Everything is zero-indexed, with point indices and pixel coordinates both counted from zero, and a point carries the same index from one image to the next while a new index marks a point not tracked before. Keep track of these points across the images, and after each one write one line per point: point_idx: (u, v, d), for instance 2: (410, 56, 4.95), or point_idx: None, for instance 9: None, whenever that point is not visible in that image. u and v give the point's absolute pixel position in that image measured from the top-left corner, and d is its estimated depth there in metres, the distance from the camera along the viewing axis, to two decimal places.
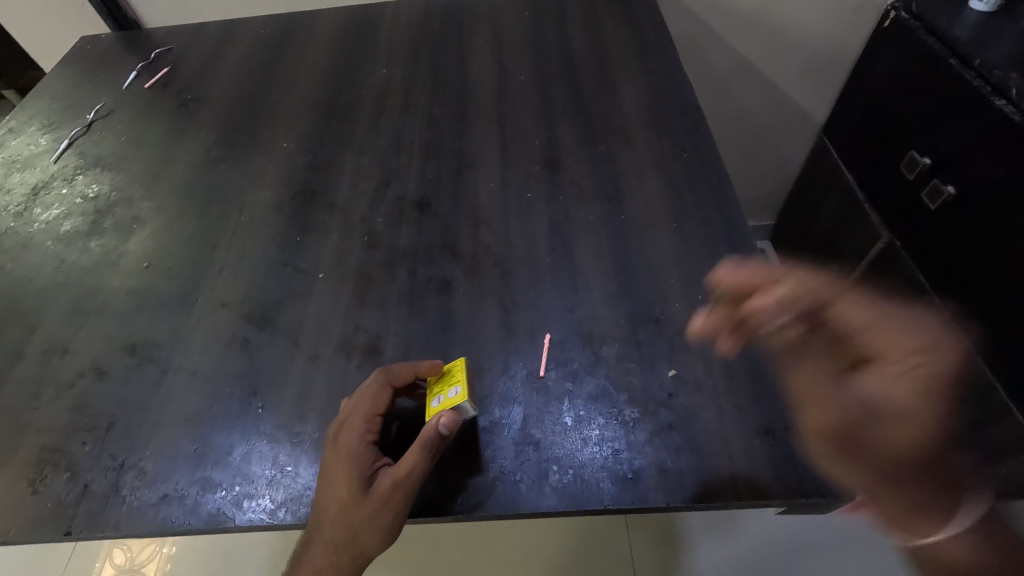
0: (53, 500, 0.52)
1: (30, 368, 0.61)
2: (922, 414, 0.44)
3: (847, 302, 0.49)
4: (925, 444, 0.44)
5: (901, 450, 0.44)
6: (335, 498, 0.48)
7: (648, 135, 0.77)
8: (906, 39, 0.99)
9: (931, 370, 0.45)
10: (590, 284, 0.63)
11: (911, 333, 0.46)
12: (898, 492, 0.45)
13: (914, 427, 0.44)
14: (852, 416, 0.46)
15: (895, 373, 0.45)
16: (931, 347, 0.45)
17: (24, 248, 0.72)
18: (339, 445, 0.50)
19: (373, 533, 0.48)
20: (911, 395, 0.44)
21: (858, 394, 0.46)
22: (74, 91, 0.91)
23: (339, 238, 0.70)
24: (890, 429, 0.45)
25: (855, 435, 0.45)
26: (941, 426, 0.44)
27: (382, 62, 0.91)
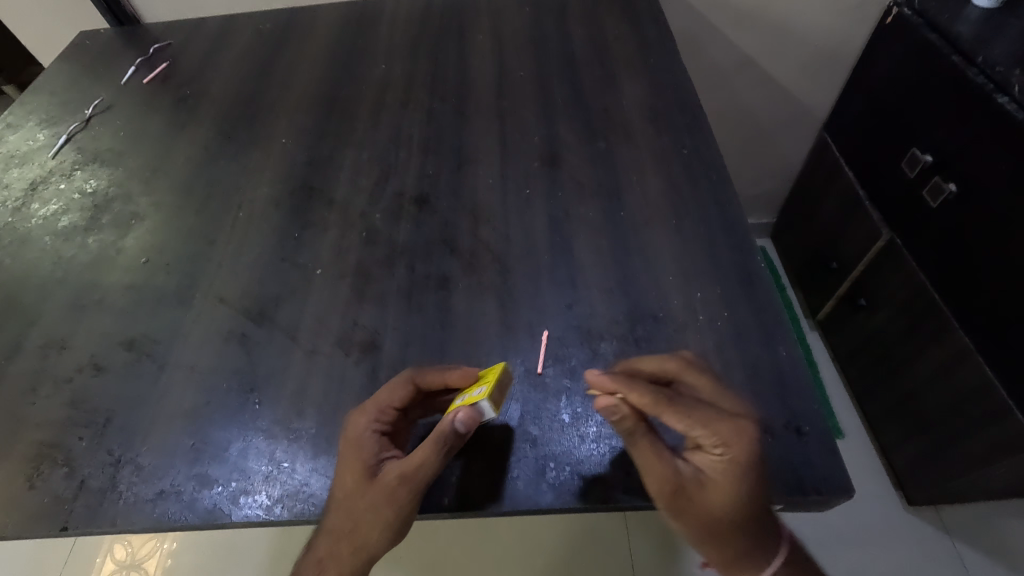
0: (50, 495, 0.52)
1: (29, 364, 0.61)
2: (737, 490, 0.46)
3: (672, 407, 0.46)
4: (745, 515, 0.46)
5: (716, 522, 0.46)
6: (340, 484, 0.49)
7: (648, 132, 0.76)
8: (909, 35, 0.98)
9: (735, 460, 0.45)
10: (589, 280, 0.63)
11: (709, 423, 0.46)
12: (717, 552, 0.48)
13: (731, 504, 0.46)
14: (680, 499, 0.46)
15: (712, 459, 0.46)
16: (726, 440, 0.45)
17: (23, 243, 0.72)
18: (349, 432, 0.50)
19: (374, 525, 0.47)
20: (724, 477, 0.46)
21: (687, 476, 0.47)
22: (72, 86, 0.91)
23: (337, 234, 0.70)
24: (711, 504, 0.46)
25: (682, 512, 0.47)
26: (754, 496, 0.46)
27: (382, 57, 0.90)
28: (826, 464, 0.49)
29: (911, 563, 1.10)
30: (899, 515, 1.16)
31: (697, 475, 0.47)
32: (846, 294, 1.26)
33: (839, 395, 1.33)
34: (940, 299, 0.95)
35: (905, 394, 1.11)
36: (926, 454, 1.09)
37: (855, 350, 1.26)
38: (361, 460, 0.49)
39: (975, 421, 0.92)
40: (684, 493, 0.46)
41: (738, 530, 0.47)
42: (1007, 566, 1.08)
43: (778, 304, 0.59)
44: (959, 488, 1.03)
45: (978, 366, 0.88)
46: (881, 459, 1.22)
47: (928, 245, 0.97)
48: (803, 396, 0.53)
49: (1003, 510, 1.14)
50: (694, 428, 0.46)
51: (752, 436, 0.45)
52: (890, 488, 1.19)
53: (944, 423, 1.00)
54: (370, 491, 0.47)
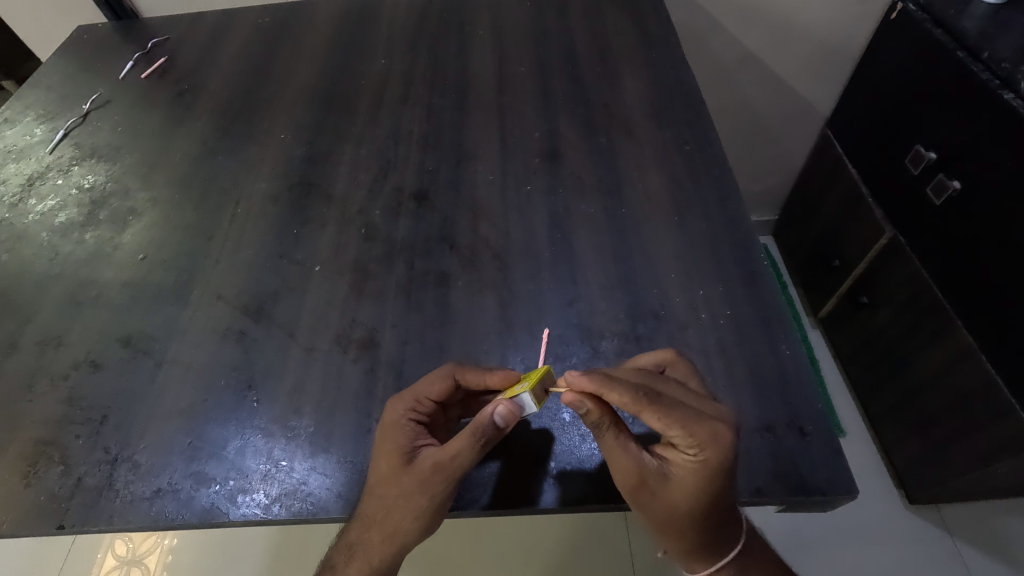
0: (46, 493, 0.52)
1: (25, 361, 0.61)
2: (703, 489, 0.44)
3: (651, 409, 0.43)
4: (706, 510, 0.46)
5: (674, 513, 0.46)
6: (374, 470, 0.49)
7: (650, 128, 0.76)
8: (913, 31, 0.97)
9: (706, 464, 0.43)
10: (590, 278, 0.63)
11: (687, 427, 0.43)
12: (673, 537, 0.48)
13: (694, 501, 0.45)
14: (641, 492, 0.46)
15: (683, 456, 0.45)
16: (702, 448, 0.43)
17: (20, 239, 0.71)
18: (386, 417, 0.50)
19: (405, 515, 0.47)
20: (693, 478, 0.44)
21: (655, 469, 0.46)
22: (69, 81, 0.90)
23: (336, 230, 0.69)
24: (674, 498, 0.45)
25: (641, 502, 0.46)
26: (718, 496, 0.45)
27: (381, 52, 0.90)
28: (827, 463, 0.49)
29: (911, 562, 1.10)
30: (900, 514, 1.15)
31: (665, 468, 0.46)
32: (848, 292, 1.25)
33: (839, 392, 1.32)
34: (942, 297, 0.95)
35: (908, 392, 1.10)
36: (928, 453, 1.08)
37: (857, 347, 1.25)
38: (396, 446, 0.49)
39: (977, 419, 0.92)
40: (646, 487, 0.45)
41: (697, 523, 0.46)
42: (1008, 564, 1.08)
43: (781, 302, 0.59)
44: (960, 487, 1.02)
45: (980, 365, 0.88)
46: (881, 457, 1.22)
47: (931, 243, 0.96)
48: (806, 395, 0.53)
49: (1004, 509, 1.13)
50: (670, 429, 0.43)
51: (731, 445, 0.43)
52: (890, 486, 1.18)
53: (946, 421, 1.00)
54: (401, 478, 0.47)
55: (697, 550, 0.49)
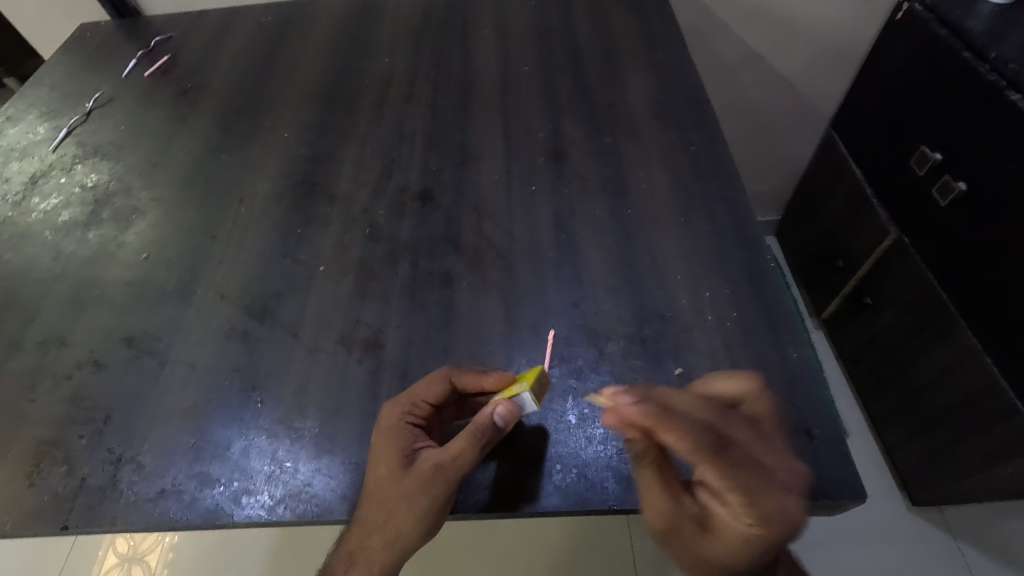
0: (50, 493, 0.52)
1: (28, 360, 0.60)
2: (745, 554, 0.41)
3: (714, 468, 0.38)
4: (742, 568, 0.42)
5: (707, 565, 0.43)
6: (373, 475, 0.49)
7: (655, 128, 0.75)
8: (918, 31, 0.97)
9: (761, 535, 0.39)
10: (595, 279, 0.62)
11: (753, 497, 0.38)
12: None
13: (731, 559, 0.42)
14: (672, 535, 0.43)
15: (736, 519, 0.40)
16: (763, 520, 0.38)
17: (23, 238, 0.71)
18: (382, 422, 0.50)
19: (407, 519, 0.47)
20: (739, 543, 0.40)
21: (692, 516, 0.43)
22: (72, 79, 0.90)
23: (339, 230, 0.69)
24: (708, 552, 0.42)
25: (668, 542, 0.44)
26: (760, 559, 0.41)
27: (385, 51, 0.89)
28: (834, 467, 0.49)
29: (914, 564, 1.10)
30: (903, 516, 1.15)
31: (705, 517, 0.43)
32: (851, 292, 1.25)
33: (842, 393, 1.32)
34: (947, 299, 0.94)
35: (911, 394, 1.10)
36: (931, 455, 1.08)
37: (861, 348, 1.25)
38: (395, 450, 0.49)
39: (981, 421, 0.91)
40: (679, 534, 0.43)
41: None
42: (1011, 567, 1.08)
43: (787, 304, 0.59)
44: (964, 489, 1.02)
45: (985, 366, 0.87)
46: (884, 458, 1.22)
47: (936, 245, 0.96)
48: (813, 398, 0.53)
49: (1007, 512, 1.13)
50: (727, 492, 0.39)
51: (791, 521, 0.38)
52: (894, 488, 1.18)
53: (950, 423, 0.99)
54: (401, 482, 0.47)
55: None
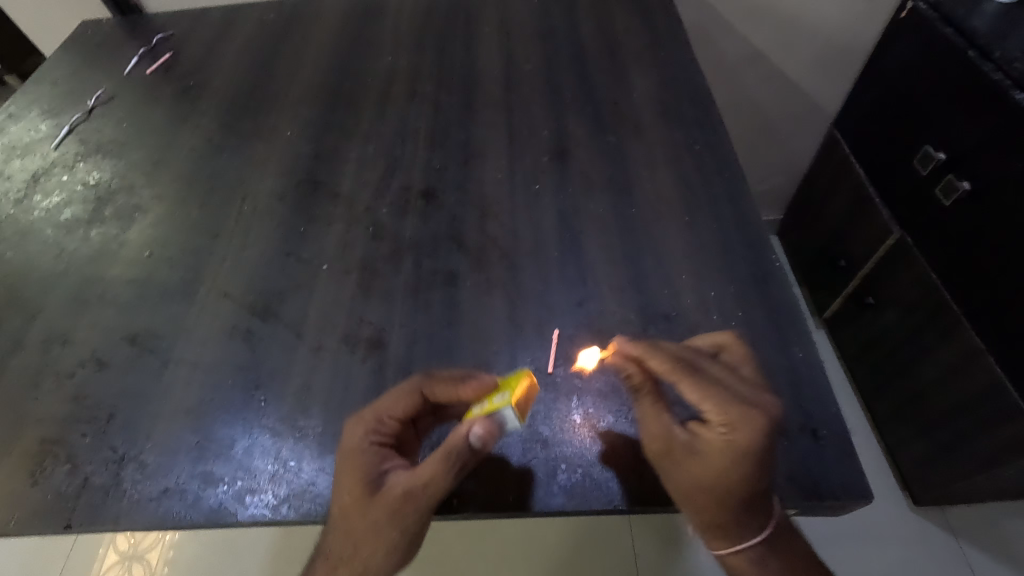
0: (53, 492, 0.52)
1: (30, 358, 0.60)
2: (729, 467, 0.46)
3: (688, 379, 0.47)
4: (735, 491, 0.47)
5: (698, 490, 0.47)
6: (339, 499, 0.48)
7: (659, 126, 0.75)
8: (922, 30, 0.96)
9: (734, 442, 0.45)
10: (600, 278, 0.62)
11: (723, 399, 0.46)
12: (693, 516, 0.48)
13: (720, 478, 0.46)
14: (667, 463, 0.47)
15: (713, 432, 0.47)
16: (734, 423, 0.45)
17: (25, 235, 0.71)
18: (348, 442, 0.49)
19: (376, 544, 0.46)
20: (721, 454, 0.46)
21: (684, 442, 0.47)
22: (74, 77, 0.90)
23: (343, 228, 0.68)
24: (698, 477, 0.46)
25: (665, 474, 0.48)
26: (743, 480, 0.46)
27: (388, 49, 0.89)
28: (840, 467, 0.49)
29: (916, 564, 1.10)
30: (905, 516, 1.15)
31: (696, 443, 0.47)
32: (853, 292, 1.25)
33: (844, 392, 1.32)
34: (950, 299, 0.94)
35: (914, 394, 1.10)
36: (934, 455, 1.08)
37: (863, 348, 1.24)
38: (361, 473, 0.47)
39: (985, 422, 0.91)
40: (673, 458, 0.47)
41: (721, 502, 0.47)
42: (1012, 566, 1.08)
43: (793, 304, 0.59)
44: (966, 489, 1.02)
45: (989, 367, 0.87)
46: (886, 458, 1.22)
47: (939, 245, 0.96)
48: (818, 397, 0.53)
49: (1010, 512, 1.13)
50: (706, 400, 0.47)
51: (762, 427, 0.45)
52: (896, 488, 1.18)
53: (953, 424, 0.99)
54: (369, 508, 0.46)
55: (720, 532, 0.49)
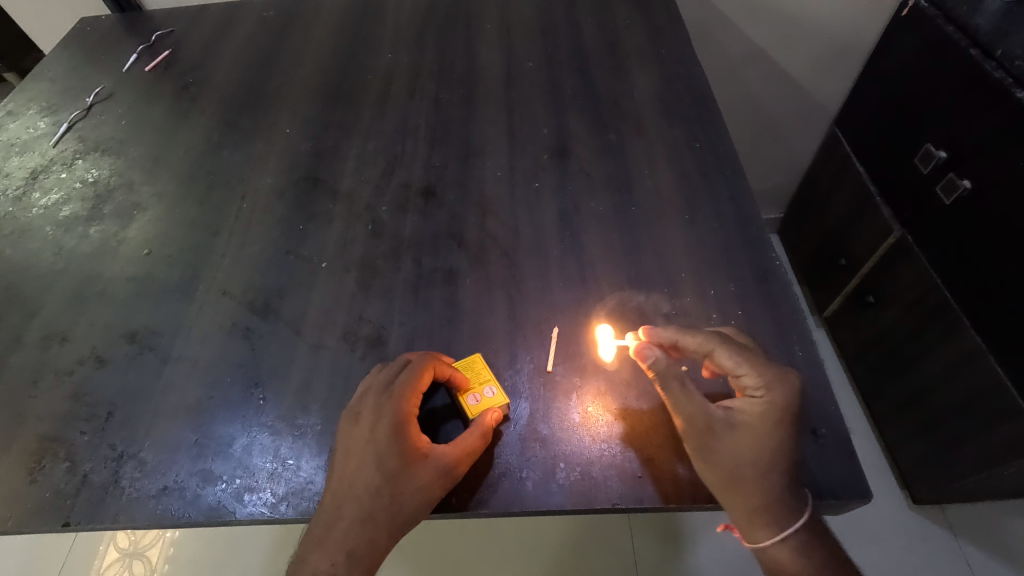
0: (52, 490, 0.52)
1: (29, 356, 0.60)
2: (770, 430, 0.48)
3: (723, 347, 0.51)
4: (776, 460, 0.48)
5: (743, 460, 0.48)
6: (380, 466, 0.49)
7: (660, 124, 0.75)
8: (925, 28, 0.96)
9: (773, 402, 0.49)
10: (600, 276, 0.62)
11: (756, 365, 0.50)
12: (740, 497, 0.47)
13: (763, 445, 0.48)
14: (709, 436, 0.48)
15: (751, 400, 0.50)
16: (769, 384, 0.49)
17: (24, 233, 0.71)
18: (380, 412, 0.50)
19: (417, 509, 0.48)
20: (762, 417, 0.49)
21: (721, 415, 0.49)
22: (73, 74, 0.89)
23: (342, 226, 0.68)
24: (742, 445, 0.48)
25: (709, 450, 0.48)
26: (783, 445, 0.48)
27: (388, 46, 0.89)
28: (839, 465, 0.49)
29: (915, 562, 1.10)
30: (904, 514, 1.15)
31: (733, 415, 0.50)
32: (854, 291, 1.24)
33: (845, 392, 1.31)
34: (951, 298, 0.94)
35: (914, 393, 1.09)
36: (933, 454, 1.08)
37: (863, 347, 1.24)
38: (404, 440, 0.50)
39: (986, 422, 0.91)
40: (713, 431, 0.48)
41: (767, 474, 0.47)
42: (1012, 564, 1.08)
43: (793, 303, 0.59)
44: (966, 488, 1.02)
45: (990, 367, 0.87)
46: (886, 457, 1.21)
47: (941, 244, 0.95)
48: (819, 396, 0.53)
49: (1010, 511, 1.13)
50: (741, 367, 0.51)
51: (795, 387, 0.50)
52: (895, 487, 1.18)
53: (953, 423, 0.99)
54: (415, 472, 0.49)
55: (768, 515, 0.47)
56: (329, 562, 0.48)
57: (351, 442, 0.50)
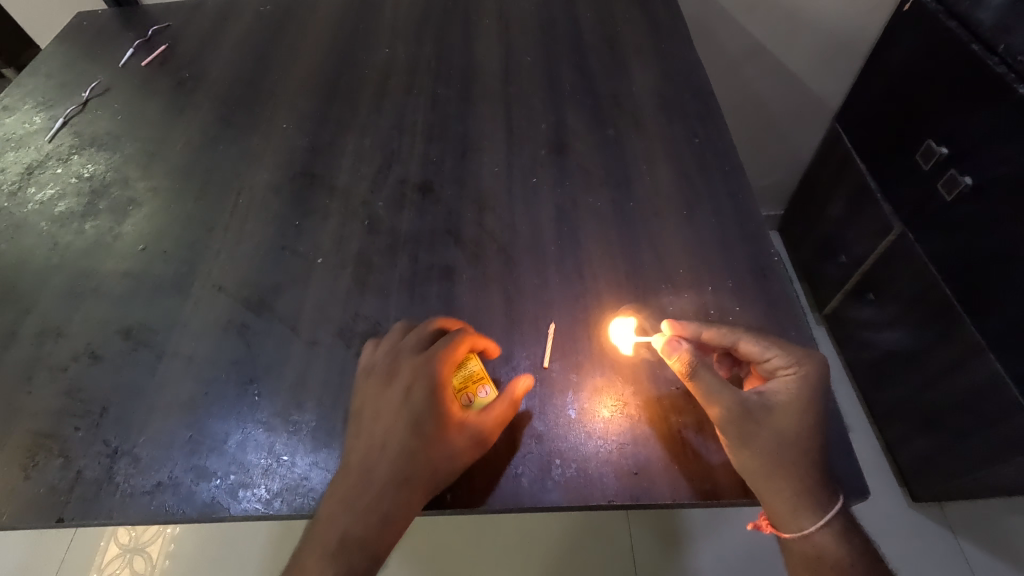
0: (46, 486, 0.51)
1: (24, 352, 0.60)
2: (805, 409, 0.49)
3: (749, 335, 0.52)
4: (815, 438, 0.49)
5: (785, 442, 0.48)
6: (415, 430, 0.50)
7: (659, 119, 0.74)
8: (927, 24, 0.95)
9: (807, 379, 0.50)
10: (597, 273, 0.62)
11: (784, 345, 0.52)
12: (784, 481, 0.47)
13: (800, 423, 0.49)
14: (749, 420, 0.49)
15: (783, 380, 0.51)
16: (799, 361, 0.51)
17: (19, 228, 0.70)
18: (417, 377, 0.51)
19: (448, 475, 0.49)
20: (798, 395, 0.50)
21: (756, 399, 0.50)
22: (69, 69, 0.89)
23: (339, 221, 0.68)
24: (781, 425, 0.49)
25: (751, 435, 0.48)
26: (819, 422, 0.49)
27: (385, 41, 0.88)
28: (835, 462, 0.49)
29: (914, 560, 1.09)
30: (904, 512, 1.15)
31: (767, 398, 0.50)
32: (854, 288, 1.24)
33: (845, 390, 1.30)
34: (952, 296, 0.93)
35: (914, 390, 1.09)
36: (932, 451, 1.07)
37: (864, 344, 1.24)
38: (440, 406, 0.50)
39: (986, 420, 0.91)
40: (752, 415, 0.49)
41: (807, 454, 0.48)
42: (1011, 562, 1.08)
43: (791, 300, 0.58)
44: (965, 485, 1.02)
45: (990, 365, 0.87)
46: (886, 455, 1.21)
47: (941, 241, 0.95)
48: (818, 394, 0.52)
49: (1010, 509, 1.13)
50: (770, 350, 0.52)
51: (823, 362, 0.52)
52: (894, 484, 1.18)
53: (953, 420, 0.99)
54: (450, 440, 0.49)
55: (810, 498, 0.47)
56: (360, 529, 0.47)
57: (383, 407, 0.51)
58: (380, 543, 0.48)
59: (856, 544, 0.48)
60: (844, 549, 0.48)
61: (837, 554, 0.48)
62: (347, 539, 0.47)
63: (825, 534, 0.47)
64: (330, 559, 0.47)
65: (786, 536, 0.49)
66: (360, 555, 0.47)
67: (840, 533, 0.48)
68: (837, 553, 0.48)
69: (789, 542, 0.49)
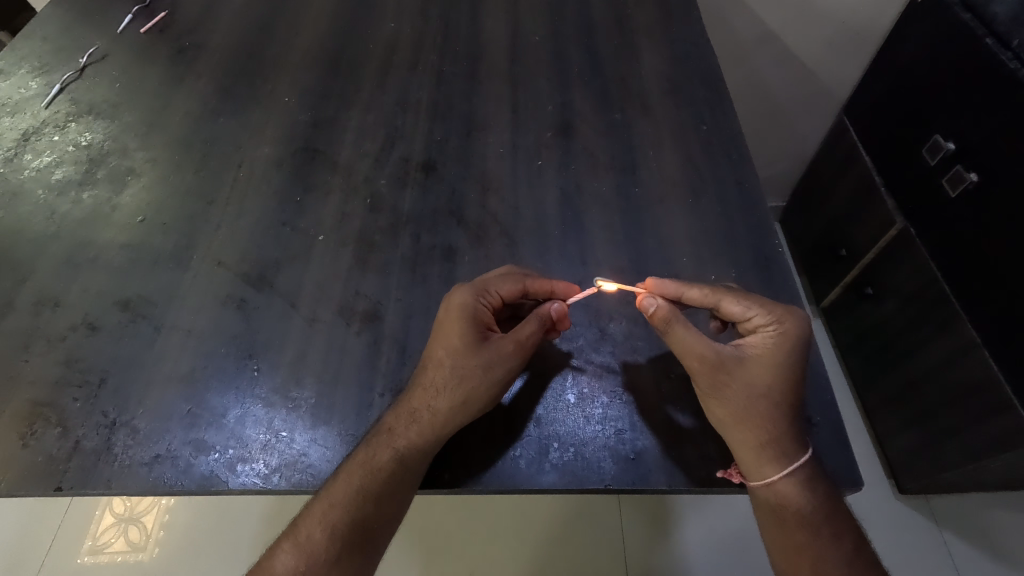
0: (45, 455, 0.52)
1: (20, 321, 0.59)
2: (778, 364, 0.49)
3: (732, 295, 0.52)
4: (786, 395, 0.49)
5: (757, 394, 0.48)
6: (443, 341, 0.50)
7: (666, 104, 0.73)
8: (940, 15, 0.93)
9: (785, 335, 0.50)
10: (601, 259, 0.61)
11: (765, 303, 0.52)
12: (752, 432, 0.48)
13: (774, 376, 0.49)
14: (720, 372, 0.49)
15: (763, 337, 0.51)
16: (780, 317, 0.51)
17: (15, 195, 0.69)
18: (447, 299, 0.51)
19: (476, 387, 0.49)
20: (770, 351, 0.50)
21: (731, 352, 0.50)
22: (64, 33, 0.85)
23: (340, 199, 0.67)
24: (755, 377, 0.49)
25: (720, 388, 0.49)
26: (795, 378, 0.49)
27: (391, 14, 0.86)
28: None
29: (901, 549, 1.12)
30: (889, 501, 1.17)
31: (743, 351, 0.50)
32: (852, 282, 1.25)
33: (839, 382, 1.32)
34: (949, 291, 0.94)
35: (908, 379, 1.09)
36: (922, 445, 1.09)
37: (858, 334, 1.25)
38: (467, 324, 0.50)
39: (973, 413, 0.92)
40: (725, 368, 0.49)
41: (776, 406, 0.49)
42: (989, 552, 1.10)
43: (790, 290, 0.59)
44: (952, 477, 1.03)
45: (982, 360, 0.87)
46: (875, 448, 1.23)
47: (941, 235, 0.95)
48: (815, 386, 0.55)
49: (990, 501, 1.15)
50: (752, 309, 0.51)
51: (803, 320, 0.51)
52: (882, 476, 1.19)
53: (944, 412, 1.00)
54: (477, 353, 0.50)
55: (776, 448, 0.48)
56: (394, 422, 0.50)
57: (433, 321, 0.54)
58: (406, 444, 0.49)
59: (823, 497, 0.48)
60: (807, 498, 0.48)
61: (801, 506, 0.48)
62: (379, 436, 0.49)
63: (789, 486, 0.48)
64: (364, 447, 0.50)
65: (752, 485, 0.49)
66: (388, 450, 0.49)
67: (804, 485, 0.48)
68: (802, 504, 0.48)
69: (754, 490, 0.49)
